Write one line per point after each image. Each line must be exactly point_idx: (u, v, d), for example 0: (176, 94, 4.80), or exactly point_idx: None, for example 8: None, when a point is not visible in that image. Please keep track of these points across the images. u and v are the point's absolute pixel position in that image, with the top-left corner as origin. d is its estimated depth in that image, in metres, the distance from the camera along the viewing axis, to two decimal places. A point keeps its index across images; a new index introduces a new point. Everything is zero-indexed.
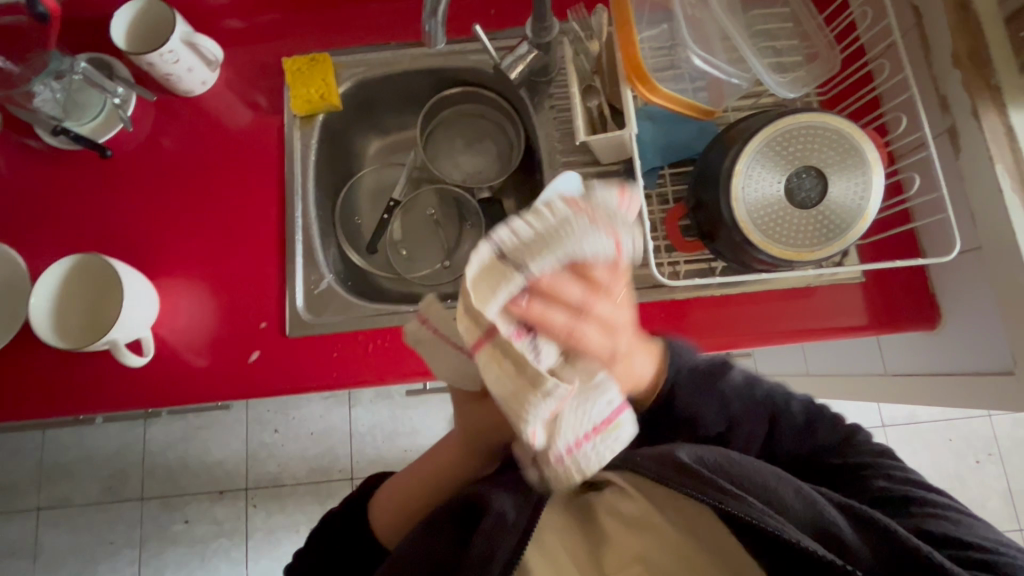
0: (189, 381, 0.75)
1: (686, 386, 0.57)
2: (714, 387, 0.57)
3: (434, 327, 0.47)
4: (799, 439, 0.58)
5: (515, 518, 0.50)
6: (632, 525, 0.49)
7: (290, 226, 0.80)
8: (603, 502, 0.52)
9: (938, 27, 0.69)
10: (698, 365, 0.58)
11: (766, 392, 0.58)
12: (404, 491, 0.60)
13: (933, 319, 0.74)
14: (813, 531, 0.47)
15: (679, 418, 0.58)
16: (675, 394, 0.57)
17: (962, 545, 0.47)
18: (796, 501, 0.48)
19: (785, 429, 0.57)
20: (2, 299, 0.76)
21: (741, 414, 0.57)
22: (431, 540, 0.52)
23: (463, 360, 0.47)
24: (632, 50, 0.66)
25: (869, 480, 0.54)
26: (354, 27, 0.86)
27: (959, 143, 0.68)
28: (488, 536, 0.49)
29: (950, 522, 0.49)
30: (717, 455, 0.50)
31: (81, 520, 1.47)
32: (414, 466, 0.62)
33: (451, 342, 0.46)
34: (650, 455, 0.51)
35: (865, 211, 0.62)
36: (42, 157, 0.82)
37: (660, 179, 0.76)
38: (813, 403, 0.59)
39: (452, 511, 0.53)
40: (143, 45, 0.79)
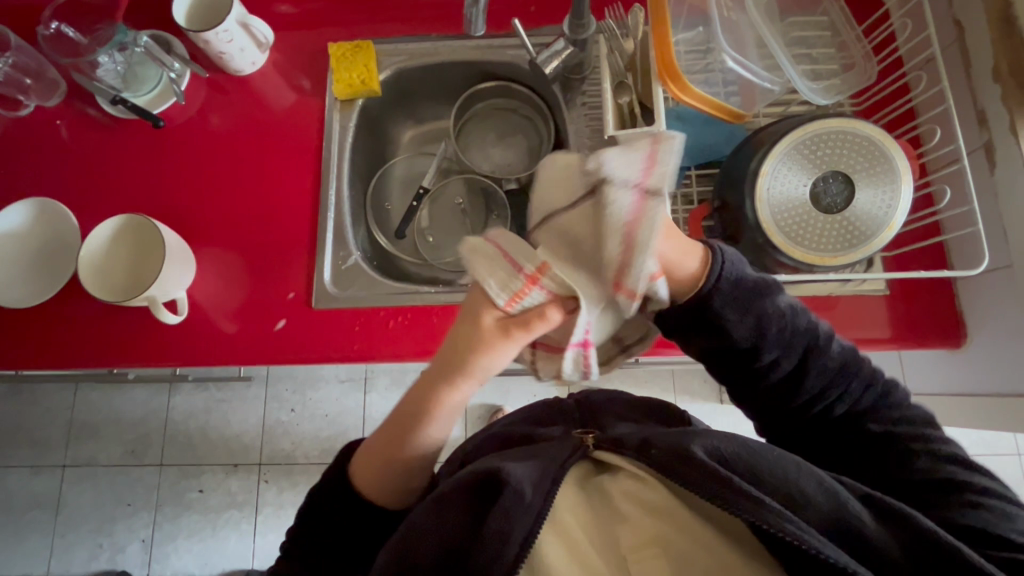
0: (220, 343, 0.79)
1: (729, 296, 0.53)
2: (753, 305, 0.53)
3: (498, 244, 0.45)
4: (834, 383, 0.56)
5: (533, 496, 0.49)
6: (653, 510, 0.49)
7: (324, 203, 0.83)
8: (619, 487, 0.51)
9: (981, 42, 0.69)
10: (745, 279, 0.53)
11: (808, 323, 0.55)
12: (381, 447, 0.56)
13: (958, 339, 0.73)
14: (836, 525, 0.47)
15: (713, 326, 0.53)
16: (719, 293, 0.52)
17: (1002, 543, 0.48)
18: (818, 492, 0.48)
19: (818, 363, 0.55)
20: (54, 254, 0.81)
21: (779, 337, 0.54)
22: (449, 512, 0.52)
23: (507, 274, 0.45)
24: (667, 51, 0.67)
25: (913, 458, 0.54)
26: (398, 17, 0.90)
27: (994, 159, 0.68)
28: (506, 512, 0.48)
29: (988, 515, 0.49)
30: (734, 447, 0.50)
31: (103, 480, 1.54)
32: (381, 424, 0.57)
33: (507, 256, 0.45)
34: (663, 446, 0.51)
35: (891, 220, 0.62)
36: (100, 125, 0.87)
37: (686, 180, 0.77)
38: (852, 350, 0.58)
39: (468, 485, 0.53)
40: (200, 24, 0.83)
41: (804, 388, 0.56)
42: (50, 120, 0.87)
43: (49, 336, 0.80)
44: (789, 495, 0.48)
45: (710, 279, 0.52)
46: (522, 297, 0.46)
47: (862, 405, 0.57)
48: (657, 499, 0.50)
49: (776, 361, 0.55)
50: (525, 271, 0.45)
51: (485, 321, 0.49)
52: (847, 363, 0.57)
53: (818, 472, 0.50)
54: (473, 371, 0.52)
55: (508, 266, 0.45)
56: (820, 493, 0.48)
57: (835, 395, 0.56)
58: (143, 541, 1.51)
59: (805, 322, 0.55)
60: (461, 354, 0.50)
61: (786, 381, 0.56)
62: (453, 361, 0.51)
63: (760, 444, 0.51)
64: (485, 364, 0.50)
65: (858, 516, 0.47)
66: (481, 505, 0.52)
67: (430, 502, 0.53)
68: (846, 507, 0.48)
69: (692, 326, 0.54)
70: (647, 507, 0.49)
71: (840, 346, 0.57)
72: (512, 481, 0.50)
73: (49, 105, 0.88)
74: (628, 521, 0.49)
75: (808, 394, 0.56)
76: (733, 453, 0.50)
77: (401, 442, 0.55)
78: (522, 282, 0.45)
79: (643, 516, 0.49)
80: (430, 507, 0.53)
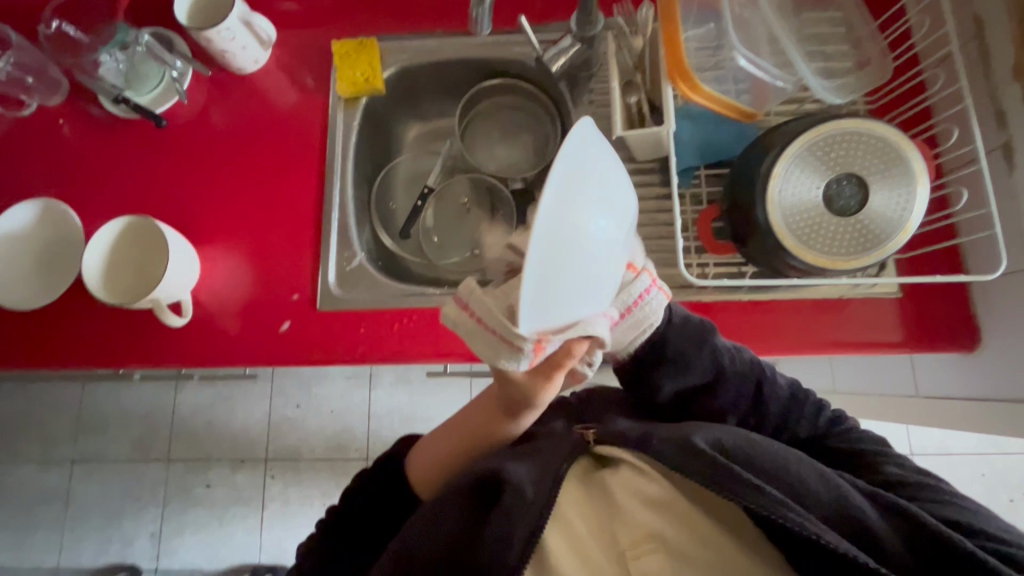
0: (224, 345, 0.79)
1: (676, 339, 0.58)
2: (702, 342, 0.58)
3: (475, 315, 0.45)
4: (787, 412, 0.58)
5: (535, 496, 0.49)
6: (654, 504, 0.47)
7: (328, 204, 0.82)
8: (620, 480, 0.50)
9: (1001, 39, 0.67)
10: (690, 320, 0.59)
11: (752, 358, 0.59)
12: (437, 453, 0.61)
13: (971, 343, 0.72)
14: (836, 516, 0.46)
15: (666, 361, 0.58)
16: (667, 341, 0.58)
17: (986, 536, 0.46)
18: (818, 484, 0.47)
19: (771, 395, 0.58)
20: (59, 254, 0.81)
21: (729, 370, 0.58)
22: (447, 515, 0.51)
23: (509, 347, 0.45)
24: (677, 47, 0.66)
25: (881, 468, 0.53)
26: (402, 13, 0.88)
27: (1013, 160, 0.66)
28: (507, 514, 0.48)
29: (969, 513, 0.48)
30: (736, 439, 0.50)
31: (111, 474, 1.55)
32: (441, 429, 0.62)
33: (496, 332, 0.44)
34: (666, 438, 0.50)
35: (906, 223, 0.60)
36: (103, 124, 0.86)
37: (695, 180, 0.76)
38: (797, 385, 0.60)
39: (468, 485, 0.53)
40: (202, 22, 0.82)
41: (767, 416, 0.58)
42: (52, 119, 0.87)
43: (54, 337, 0.80)
44: (790, 486, 0.47)
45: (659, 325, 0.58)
46: (540, 354, 0.45)
47: (818, 428, 0.58)
48: (661, 494, 0.48)
49: (733, 399, 0.58)
50: (526, 347, 0.44)
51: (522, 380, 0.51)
52: (797, 391, 0.60)
53: (819, 465, 0.49)
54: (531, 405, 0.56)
55: (509, 346, 0.44)
56: (820, 484, 0.47)
57: (799, 419, 0.58)
58: (152, 535, 1.52)
59: (751, 356, 0.59)
60: (514, 391, 0.53)
61: (749, 415, 0.58)
62: (514, 400, 0.54)
63: (760, 438, 0.51)
64: (540, 404, 0.55)
65: (859, 508, 0.46)
66: (483, 506, 0.52)
67: (430, 506, 0.53)
68: (848, 499, 0.47)
69: (652, 373, 0.59)
70: (650, 501, 0.47)
71: (788, 378, 0.60)
72: (512, 482, 0.50)
73: (52, 104, 0.87)
74: (627, 515, 0.47)
75: (772, 424, 0.58)
76: (734, 445, 0.50)
77: (461, 460, 0.60)
78: (531, 349, 0.44)
79: (643, 512, 0.47)
80: (428, 509, 0.52)
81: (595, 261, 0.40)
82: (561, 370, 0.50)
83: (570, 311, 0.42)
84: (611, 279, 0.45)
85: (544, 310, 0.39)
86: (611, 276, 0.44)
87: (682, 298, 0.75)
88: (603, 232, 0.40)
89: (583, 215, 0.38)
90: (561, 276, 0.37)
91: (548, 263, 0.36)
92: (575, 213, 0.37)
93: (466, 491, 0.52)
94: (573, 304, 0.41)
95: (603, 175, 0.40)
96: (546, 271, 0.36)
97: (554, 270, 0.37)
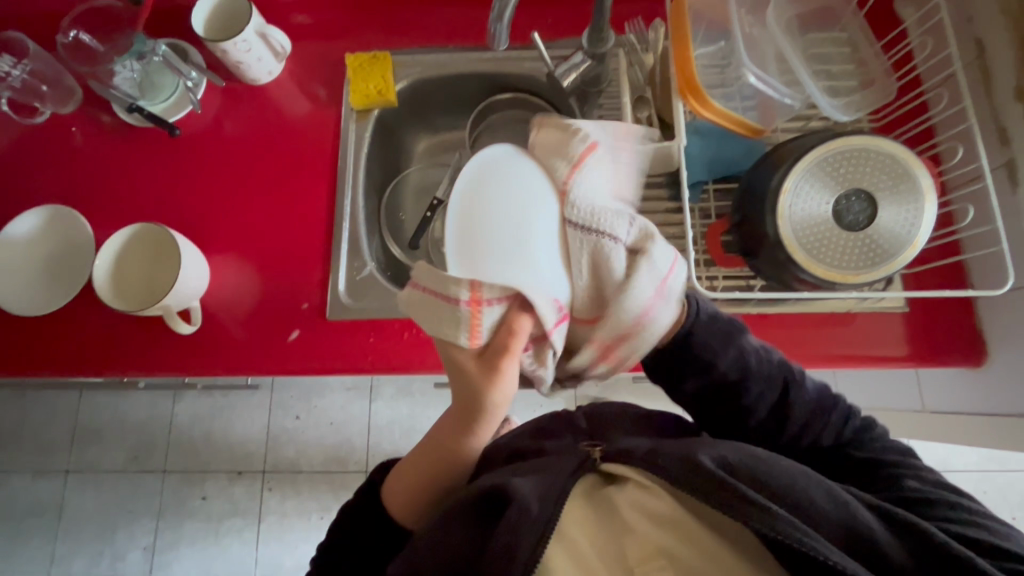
0: (231, 355, 0.78)
1: (704, 337, 0.58)
2: (731, 342, 0.58)
3: (421, 286, 0.48)
4: (811, 414, 0.58)
5: (538, 512, 0.48)
6: (657, 525, 0.46)
7: (339, 213, 0.83)
8: (627, 497, 0.49)
9: (1002, 60, 0.69)
10: (719, 317, 0.59)
11: (780, 359, 0.59)
12: (411, 477, 0.60)
13: (978, 357, 0.72)
14: (842, 534, 0.46)
15: (693, 359, 0.58)
16: (695, 334, 0.57)
17: (1002, 553, 0.45)
18: (825, 501, 0.47)
19: (798, 396, 0.58)
20: (69, 261, 0.81)
21: (756, 372, 0.58)
22: (454, 530, 0.51)
23: (449, 311, 0.47)
24: (687, 63, 0.67)
25: (903, 480, 0.53)
26: (415, 28, 0.90)
27: (1017, 178, 0.67)
28: (512, 528, 0.47)
29: (980, 526, 0.48)
30: (741, 455, 0.49)
31: (106, 486, 1.53)
32: (412, 456, 0.61)
33: (438, 296, 0.47)
34: (672, 454, 0.50)
35: (914, 238, 0.61)
36: (116, 132, 0.87)
37: (703, 194, 0.77)
38: (827, 390, 0.60)
39: (475, 499, 0.52)
40: (219, 34, 0.84)
41: (790, 418, 0.58)
42: (64, 127, 0.87)
43: (60, 345, 0.80)
44: (798, 505, 0.47)
45: (687, 319, 0.57)
46: (478, 325, 0.48)
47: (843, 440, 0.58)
48: (667, 511, 0.47)
49: (757, 402, 0.58)
50: (461, 299, 0.47)
51: (469, 366, 0.50)
52: (827, 394, 0.60)
53: (825, 482, 0.49)
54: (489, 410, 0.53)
55: (448, 305, 0.47)
56: (827, 503, 0.47)
57: (822, 428, 0.58)
58: (145, 548, 1.50)
59: (778, 357, 0.60)
60: (461, 389, 0.53)
61: (770, 418, 0.59)
62: (465, 405, 0.54)
63: (767, 454, 0.50)
64: (499, 406, 0.53)
65: (866, 526, 0.46)
66: (490, 521, 0.51)
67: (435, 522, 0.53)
68: (854, 517, 0.46)
69: (680, 368, 0.59)
70: (657, 519, 0.46)
71: (816, 383, 0.60)
72: (517, 496, 0.49)
73: (65, 112, 0.87)
74: (635, 532, 0.46)
75: (796, 429, 0.58)
76: (740, 463, 0.48)
77: (428, 471, 0.60)
78: (468, 312, 0.47)
79: (648, 528, 0.45)
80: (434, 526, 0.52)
81: (528, 217, 0.51)
82: (510, 360, 0.50)
83: (486, 272, 0.50)
84: (543, 254, 0.50)
85: (468, 252, 0.52)
86: (553, 252, 0.50)
87: None
88: (539, 204, 0.51)
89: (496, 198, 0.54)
90: (482, 224, 0.53)
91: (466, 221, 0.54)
92: (486, 184, 0.55)
93: (473, 505, 0.52)
94: (502, 263, 0.49)
95: (525, 171, 0.54)
96: (465, 223, 0.54)
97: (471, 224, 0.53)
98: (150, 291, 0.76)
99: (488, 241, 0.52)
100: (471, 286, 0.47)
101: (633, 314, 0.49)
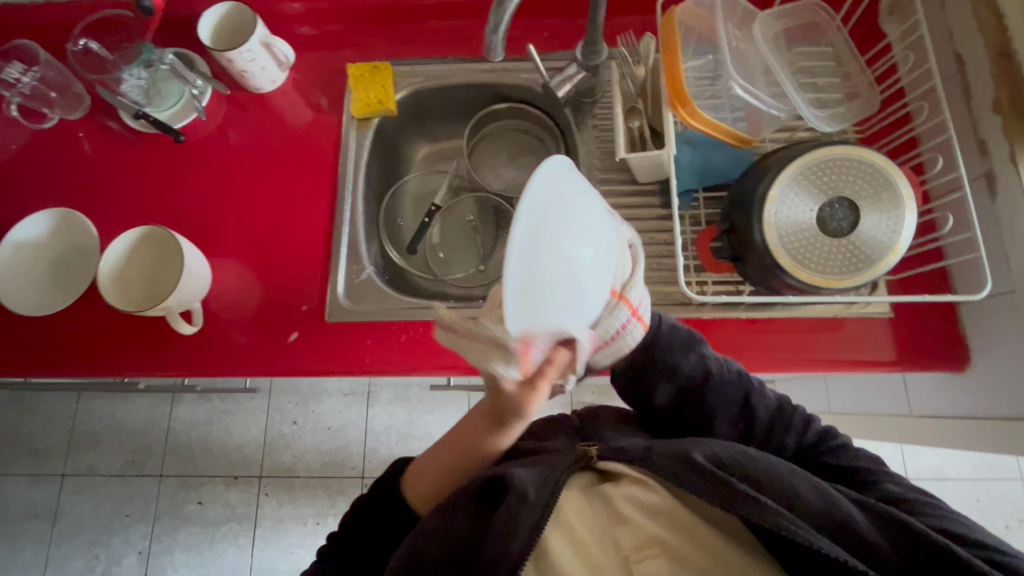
0: (231, 355, 0.80)
1: (665, 343, 0.61)
2: (691, 347, 0.61)
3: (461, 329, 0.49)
4: (778, 424, 0.60)
5: (536, 497, 0.50)
6: (654, 513, 0.49)
7: (339, 218, 0.85)
8: (622, 492, 0.51)
9: (981, 75, 0.71)
10: (678, 327, 0.62)
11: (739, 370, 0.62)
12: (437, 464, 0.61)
13: (962, 360, 0.75)
14: (827, 526, 0.47)
15: (659, 368, 0.61)
16: (658, 342, 0.61)
17: (978, 544, 0.47)
18: (810, 493, 0.48)
19: (758, 400, 0.61)
20: (73, 264, 0.83)
21: (717, 376, 0.61)
22: (455, 519, 0.52)
23: (496, 350, 0.47)
24: (676, 77, 0.70)
25: (879, 484, 0.54)
26: (415, 40, 0.92)
27: (995, 189, 0.69)
28: (511, 513, 0.49)
29: (958, 522, 0.49)
30: (731, 451, 0.51)
31: (103, 490, 1.53)
32: (441, 443, 0.63)
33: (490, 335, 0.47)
34: (664, 451, 0.52)
35: (896, 245, 0.63)
36: (122, 138, 0.89)
37: (693, 202, 0.79)
38: (785, 402, 0.62)
39: (475, 488, 0.54)
40: (224, 44, 0.86)
41: (755, 425, 0.60)
42: (72, 133, 0.90)
43: (63, 345, 0.81)
44: (784, 495, 0.49)
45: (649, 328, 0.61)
46: (527, 360, 0.47)
47: (808, 445, 0.60)
48: (660, 503, 0.50)
49: (718, 408, 0.61)
50: (512, 347, 0.46)
51: (510, 386, 0.52)
52: (785, 405, 0.62)
53: (810, 476, 0.50)
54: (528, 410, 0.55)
55: (498, 348, 0.47)
56: (814, 496, 0.48)
57: (784, 437, 0.60)
58: (140, 553, 1.50)
59: (737, 368, 0.62)
60: (509, 399, 0.54)
61: (734, 428, 0.61)
62: (505, 408, 0.56)
63: (755, 451, 0.52)
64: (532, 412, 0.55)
65: (851, 517, 0.47)
66: (487, 509, 0.53)
67: (436, 510, 0.54)
68: (839, 508, 0.47)
69: (650, 378, 0.62)
70: (649, 511, 0.49)
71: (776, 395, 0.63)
72: (516, 484, 0.51)
73: (72, 118, 0.90)
74: (629, 524, 0.48)
75: (761, 433, 0.60)
76: (730, 458, 0.51)
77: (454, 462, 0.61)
78: (517, 351, 0.46)
79: (643, 519, 0.48)
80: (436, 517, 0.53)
81: (581, 252, 0.43)
82: (545, 378, 0.52)
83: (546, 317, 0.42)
84: (591, 290, 0.45)
85: (532, 305, 0.41)
86: (596, 286, 0.46)
87: (682, 315, 0.78)
88: (586, 234, 0.44)
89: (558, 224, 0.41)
90: (550, 263, 0.41)
91: (535, 246, 0.40)
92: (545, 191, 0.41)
93: (472, 495, 0.53)
94: (561, 307, 0.43)
95: (577, 198, 0.44)
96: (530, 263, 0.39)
97: (535, 259, 0.39)
98: (150, 296, 0.78)
99: (551, 284, 0.41)
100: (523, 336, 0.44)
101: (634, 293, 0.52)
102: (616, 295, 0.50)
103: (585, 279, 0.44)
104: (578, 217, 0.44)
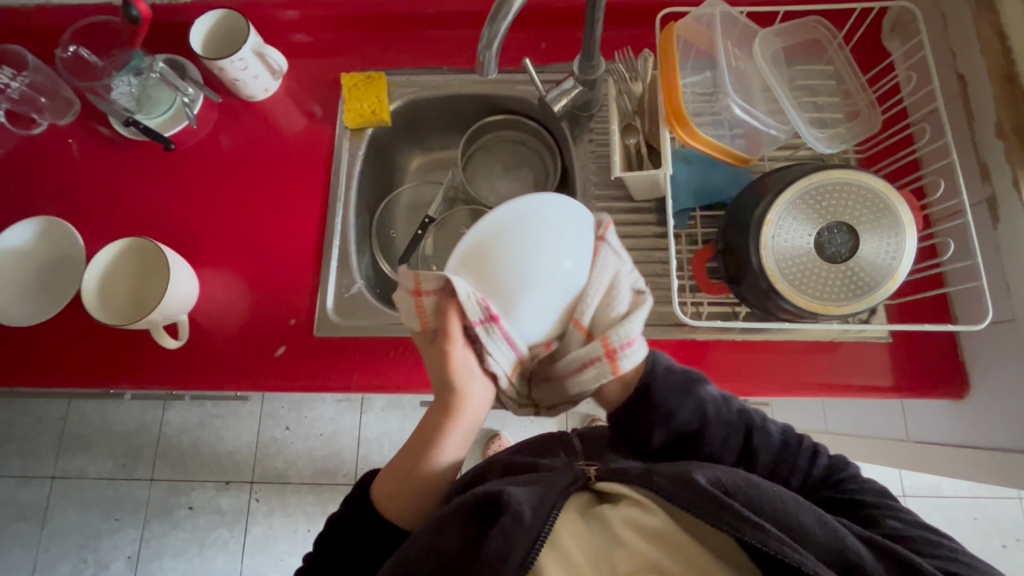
0: (217, 368, 0.78)
1: (662, 389, 0.60)
2: (688, 392, 0.60)
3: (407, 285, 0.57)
4: (783, 463, 0.59)
5: (531, 520, 0.48)
6: (652, 538, 0.46)
7: (331, 229, 0.84)
8: (619, 513, 0.48)
9: (984, 98, 0.70)
10: (674, 370, 0.61)
11: (740, 409, 0.61)
12: (403, 468, 0.61)
13: (961, 387, 0.73)
14: (829, 558, 0.46)
15: (655, 415, 0.59)
16: (653, 388, 0.59)
17: None
18: (816, 526, 0.47)
19: (760, 440, 0.59)
20: (59, 273, 0.81)
21: (715, 421, 0.59)
22: (446, 535, 0.51)
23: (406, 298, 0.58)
24: (673, 93, 0.68)
25: (881, 520, 0.53)
26: (411, 50, 0.91)
27: (997, 214, 0.68)
28: (505, 534, 0.47)
29: (965, 566, 0.47)
30: (736, 479, 0.50)
31: (92, 493, 1.51)
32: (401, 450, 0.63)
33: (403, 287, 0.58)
34: (666, 474, 0.50)
35: (895, 271, 0.62)
36: (112, 145, 0.88)
37: (690, 220, 0.77)
38: (791, 431, 0.61)
39: (470, 505, 0.52)
40: (216, 52, 0.85)
41: (756, 462, 0.59)
42: (61, 138, 0.88)
43: (48, 355, 0.80)
44: (788, 527, 0.47)
45: (643, 374, 0.60)
46: (420, 313, 0.57)
47: (812, 478, 0.59)
48: (659, 527, 0.46)
49: (718, 450, 0.59)
50: (410, 287, 0.57)
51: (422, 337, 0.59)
52: (790, 437, 0.60)
53: (815, 507, 0.49)
54: (458, 379, 0.59)
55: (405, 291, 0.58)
56: (818, 527, 0.47)
57: (790, 472, 0.59)
58: (129, 558, 1.48)
59: (739, 406, 0.61)
60: (434, 363, 0.59)
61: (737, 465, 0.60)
62: (441, 378, 0.60)
63: (760, 480, 0.51)
64: (466, 376, 0.59)
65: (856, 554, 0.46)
66: (480, 528, 0.50)
67: (426, 525, 0.53)
68: (842, 542, 0.46)
69: (645, 427, 0.60)
70: (649, 535, 0.46)
71: (780, 426, 0.61)
72: (511, 504, 0.49)
73: (62, 123, 0.89)
74: (627, 548, 0.45)
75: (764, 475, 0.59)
76: (734, 485, 0.49)
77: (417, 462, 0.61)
78: (413, 299, 0.57)
79: (641, 544, 0.45)
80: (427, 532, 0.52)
81: (534, 254, 0.53)
82: (446, 340, 0.56)
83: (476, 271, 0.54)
84: (527, 283, 0.54)
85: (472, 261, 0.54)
86: (538, 291, 0.54)
87: (676, 336, 0.77)
88: (557, 249, 0.54)
89: (530, 233, 0.54)
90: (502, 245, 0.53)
91: (496, 230, 0.54)
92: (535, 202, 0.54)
93: (465, 516, 0.51)
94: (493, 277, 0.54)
95: (562, 221, 0.54)
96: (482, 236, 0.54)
97: (494, 241, 0.54)
98: (135, 307, 0.77)
99: (499, 259, 0.54)
100: (415, 278, 0.56)
101: (617, 337, 0.55)
102: (582, 328, 0.56)
103: (533, 278, 0.54)
104: (569, 241, 0.54)
